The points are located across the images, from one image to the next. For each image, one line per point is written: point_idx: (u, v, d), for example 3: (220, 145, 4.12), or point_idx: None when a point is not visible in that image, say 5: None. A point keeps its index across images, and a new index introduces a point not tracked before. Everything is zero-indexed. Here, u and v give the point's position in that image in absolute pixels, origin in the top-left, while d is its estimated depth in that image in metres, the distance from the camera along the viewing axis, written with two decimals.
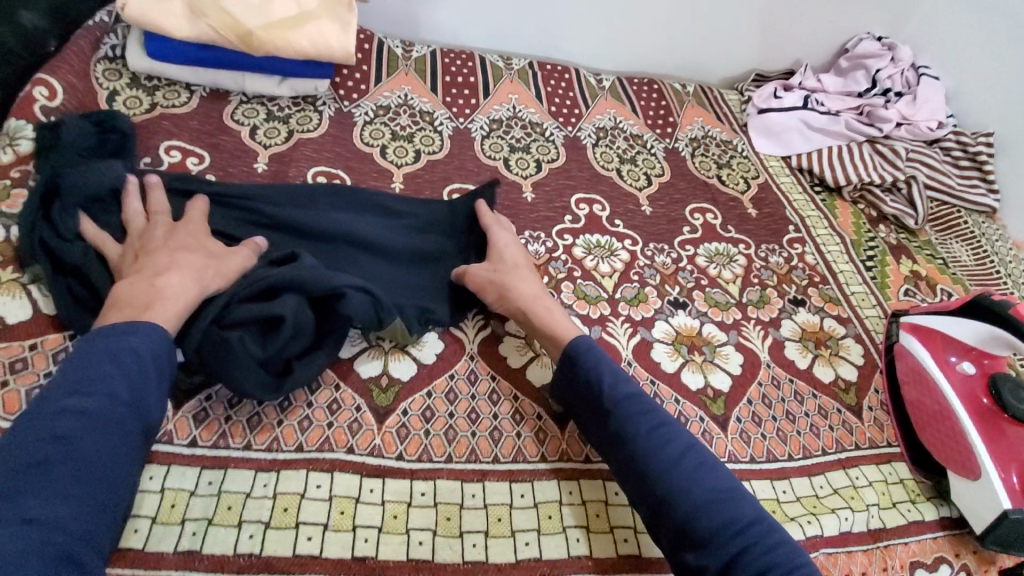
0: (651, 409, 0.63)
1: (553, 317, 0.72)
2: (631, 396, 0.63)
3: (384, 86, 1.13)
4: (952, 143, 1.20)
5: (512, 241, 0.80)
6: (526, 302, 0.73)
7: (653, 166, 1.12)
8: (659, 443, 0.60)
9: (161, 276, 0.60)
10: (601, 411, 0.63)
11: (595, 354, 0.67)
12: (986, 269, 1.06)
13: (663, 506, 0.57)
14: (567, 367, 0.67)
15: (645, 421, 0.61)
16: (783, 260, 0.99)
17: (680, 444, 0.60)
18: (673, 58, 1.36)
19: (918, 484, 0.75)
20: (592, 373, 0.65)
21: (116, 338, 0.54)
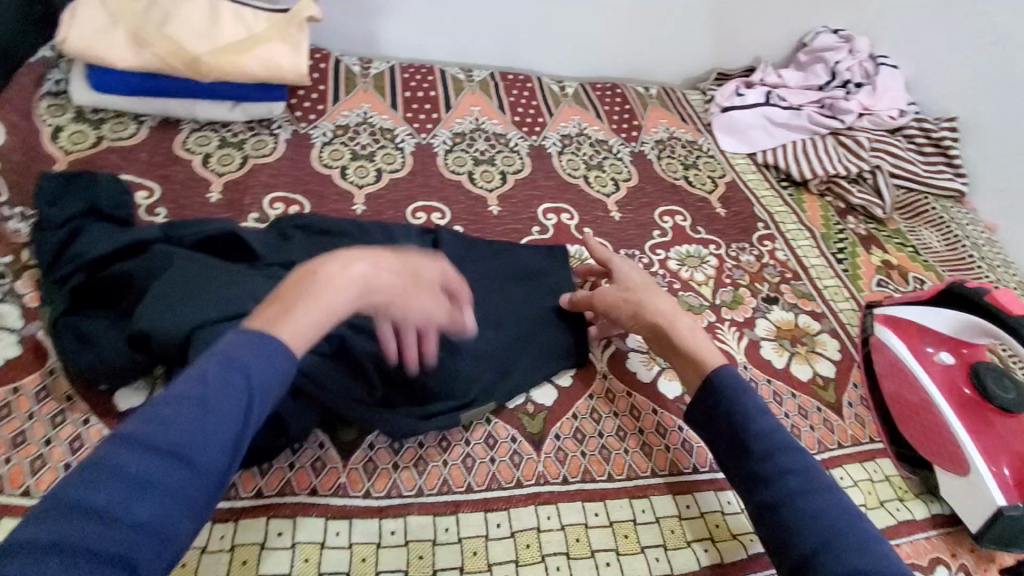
0: (808, 463, 0.56)
1: (696, 336, 0.68)
2: (787, 446, 0.57)
3: (342, 105, 1.11)
4: (915, 131, 1.20)
5: (633, 268, 0.77)
6: (664, 321, 0.69)
7: (620, 170, 1.11)
8: (813, 496, 0.53)
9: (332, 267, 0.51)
10: (742, 450, 0.58)
11: (746, 393, 0.61)
12: (958, 254, 1.06)
13: (803, 566, 0.50)
14: (706, 398, 0.62)
15: (801, 472, 0.55)
16: (754, 258, 0.98)
17: (838, 507, 0.52)
18: (635, 62, 1.36)
19: (905, 480, 0.73)
20: (735, 411, 0.60)
21: (233, 352, 0.43)
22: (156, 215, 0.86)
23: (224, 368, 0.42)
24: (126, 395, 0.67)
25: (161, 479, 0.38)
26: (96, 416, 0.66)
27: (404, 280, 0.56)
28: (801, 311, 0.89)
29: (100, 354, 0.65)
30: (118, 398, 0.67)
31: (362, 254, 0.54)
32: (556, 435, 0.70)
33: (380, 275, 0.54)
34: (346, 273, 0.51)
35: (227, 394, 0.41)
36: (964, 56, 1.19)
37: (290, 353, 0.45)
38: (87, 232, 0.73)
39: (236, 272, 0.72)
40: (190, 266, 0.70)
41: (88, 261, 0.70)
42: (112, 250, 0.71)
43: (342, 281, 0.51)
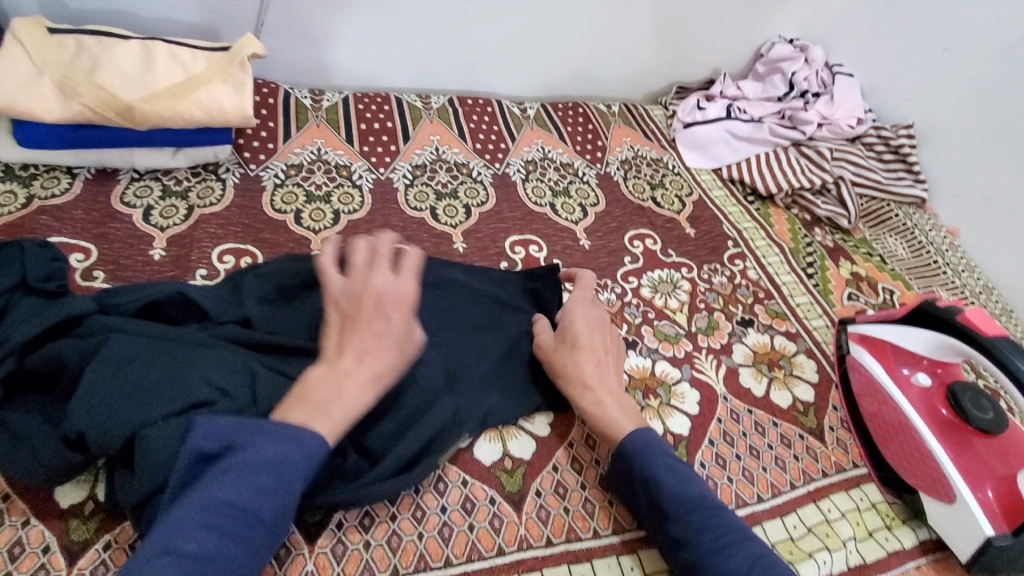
0: (719, 514, 0.58)
1: (621, 402, 0.67)
2: (697, 501, 0.59)
3: (294, 142, 1.06)
4: (874, 139, 1.21)
5: (605, 323, 0.76)
6: (592, 378, 0.68)
7: (587, 195, 1.09)
8: (728, 554, 0.55)
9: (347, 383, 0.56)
10: (659, 512, 0.60)
11: (650, 453, 0.62)
12: (924, 261, 1.07)
13: None
14: (622, 464, 0.63)
15: (713, 529, 0.57)
16: (726, 279, 0.97)
17: (748, 555, 0.55)
18: (595, 80, 1.35)
19: (891, 506, 0.73)
20: (648, 474, 0.60)
21: (285, 444, 0.51)
22: (93, 279, 0.80)
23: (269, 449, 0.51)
24: (67, 490, 0.62)
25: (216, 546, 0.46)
26: (36, 516, 0.60)
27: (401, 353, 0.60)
28: (776, 333, 0.88)
29: (36, 454, 0.59)
30: (56, 493, 0.62)
31: (358, 355, 0.58)
32: (537, 492, 0.66)
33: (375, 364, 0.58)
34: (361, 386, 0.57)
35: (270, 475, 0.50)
36: (911, 61, 1.21)
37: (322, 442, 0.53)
38: (13, 311, 0.67)
39: (191, 348, 0.67)
40: (128, 340, 0.65)
41: (18, 344, 0.62)
42: (42, 330, 0.65)
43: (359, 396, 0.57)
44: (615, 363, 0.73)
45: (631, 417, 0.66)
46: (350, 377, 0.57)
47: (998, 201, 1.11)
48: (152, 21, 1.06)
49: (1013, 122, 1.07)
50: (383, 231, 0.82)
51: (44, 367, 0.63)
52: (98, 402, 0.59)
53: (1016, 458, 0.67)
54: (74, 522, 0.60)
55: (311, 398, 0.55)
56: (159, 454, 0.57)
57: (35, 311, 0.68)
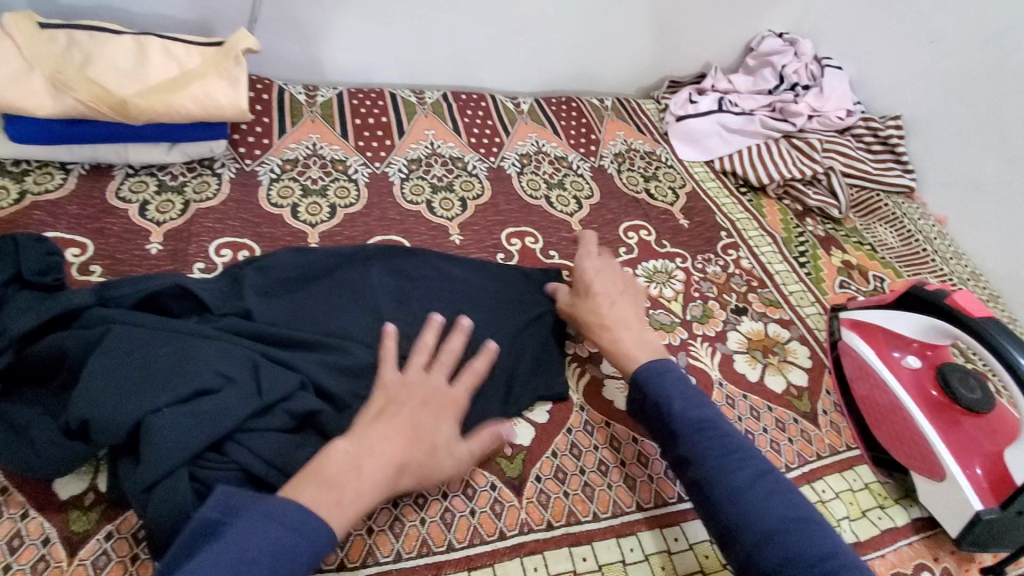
0: (725, 432, 0.61)
1: (640, 338, 0.71)
2: (706, 420, 0.61)
3: (289, 138, 1.06)
4: (863, 130, 1.23)
5: (622, 275, 0.82)
6: (612, 320, 0.73)
7: (582, 187, 1.10)
8: (732, 469, 0.57)
9: (363, 461, 0.55)
10: (669, 433, 0.62)
11: (662, 380, 0.65)
12: (913, 249, 1.09)
13: (726, 535, 0.55)
14: (637, 393, 0.66)
15: (717, 446, 0.59)
16: (720, 268, 0.99)
17: (750, 471, 0.57)
18: (588, 75, 1.36)
19: (882, 485, 0.74)
20: (660, 397, 0.64)
21: (292, 535, 0.49)
22: (90, 274, 0.80)
23: (275, 537, 0.48)
24: (66, 482, 0.62)
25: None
26: (35, 508, 0.60)
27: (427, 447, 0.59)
28: (770, 320, 0.90)
29: (34, 445, 0.59)
30: (56, 485, 0.62)
31: (387, 435, 0.58)
32: (537, 477, 0.67)
33: (400, 446, 0.58)
34: (377, 466, 0.56)
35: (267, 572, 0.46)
36: (897, 53, 1.23)
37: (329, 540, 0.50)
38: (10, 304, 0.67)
39: (193, 338, 0.67)
40: (131, 331, 0.65)
41: (15, 336, 0.63)
42: (39, 322, 0.65)
43: (376, 482, 0.55)
44: (635, 304, 0.78)
45: (648, 351, 0.70)
46: (372, 460, 0.56)
47: (982, 189, 1.13)
48: (144, 17, 1.06)
49: (996, 110, 1.10)
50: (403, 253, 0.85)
51: (43, 360, 0.63)
52: (101, 388, 0.59)
53: (1006, 433, 0.69)
54: (75, 514, 0.60)
55: (325, 469, 0.54)
56: (162, 441, 0.57)
57: (32, 303, 0.68)
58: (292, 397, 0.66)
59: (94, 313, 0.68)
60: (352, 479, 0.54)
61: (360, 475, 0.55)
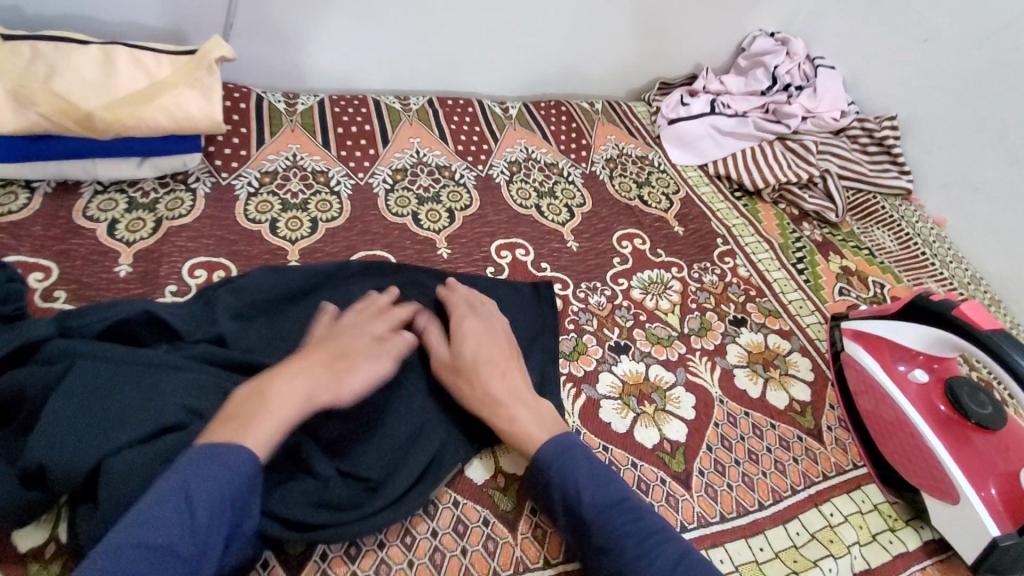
0: (640, 513, 0.57)
1: (537, 413, 0.65)
2: (617, 504, 0.57)
3: (267, 149, 1.01)
4: (858, 131, 1.21)
5: (505, 333, 0.73)
6: (499, 395, 0.65)
7: (573, 195, 1.06)
8: (651, 556, 0.53)
9: (273, 385, 0.56)
10: (581, 524, 0.57)
11: (568, 460, 0.60)
12: (912, 254, 1.07)
13: None
14: (540, 476, 0.61)
15: (636, 532, 0.55)
16: (717, 277, 0.96)
17: (672, 554, 0.54)
18: (577, 77, 1.32)
19: (892, 506, 0.71)
20: (568, 484, 0.59)
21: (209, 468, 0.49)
22: (54, 300, 0.75)
23: (196, 475, 0.48)
24: (26, 532, 0.58)
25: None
26: None
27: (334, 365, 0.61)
28: (771, 332, 0.87)
29: None
30: (14, 536, 0.57)
31: (299, 362, 0.60)
32: (532, 509, 0.64)
33: (316, 367, 0.60)
34: (290, 384, 0.57)
35: (198, 510, 0.47)
36: (892, 51, 1.20)
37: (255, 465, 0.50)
38: None
39: (161, 372, 0.63)
40: (92, 366, 0.61)
41: None
42: None
43: (287, 396, 0.56)
44: (522, 370, 0.70)
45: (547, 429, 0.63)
46: (272, 382, 0.57)
47: (981, 190, 1.11)
48: (113, 24, 1.01)
49: (995, 109, 1.08)
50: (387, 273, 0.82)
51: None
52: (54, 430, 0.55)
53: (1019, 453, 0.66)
54: (35, 566, 0.56)
55: (236, 402, 0.54)
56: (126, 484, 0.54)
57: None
58: None
59: (56, 345, 0.63)
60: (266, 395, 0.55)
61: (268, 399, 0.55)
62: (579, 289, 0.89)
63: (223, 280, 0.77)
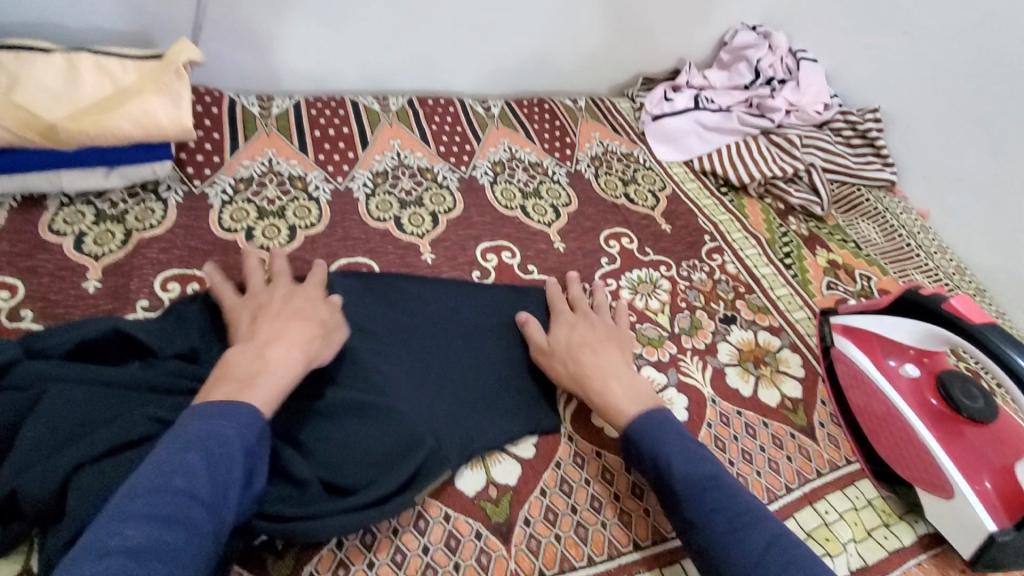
0: (730, 493, 0.57)
1: (632, 388, 0.68)
2: (708, 481, 0.58)
3: (242, 154, 0.98)
4: (842, 124, 1.20)
5: (607, 325, 0.77)
6: (597, 371, 0.69)
7: (559, 195, 1.05)
8: (741, 535, 0.53)
9: (269, 350, 0.60)
10: (672, 498, 0.59)
11: (658, 437, 0.62)
12: (898, 245, 1.07)
13: None
14: (632, 449, 0.63)
15: (726, 509, 0.55)
16: (706, 275, 0.95)
17: (762, 536, 0.53)
18: (558, 74, 1.31)
19: (886, 501, 0.71)
20: (659, 456, 0.60)
21: (213, 420, 0.51)
22: (20, 319, 0.72)
23: (201, 428, 0.50)
24: None
25: (163, 534, 0.44)
26: None
27: (317, 328, 0.66)
28: (761, 329, 0.86)
29: None
30: None
31: (282, 329, 0.63)
32: (526, 520, 0.62)
33: (303, 332, 0.64)
34: (285, 350, 0.61)
35: (212, 455, 0.49)
36: (873, 43, 1.20)
37: (256, 412, 0.53)
38: None
39: (136, 395, 0.62)
40: (67, 389, 0.59)
41: None
42: None
43: (285, 359, 0.60)
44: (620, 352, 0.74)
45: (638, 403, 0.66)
46: (266, 348, 0.60)
47: (964, 180, 1.12)
48: (76, 29, 0.96)
49: (978, 100, 1.08)
50: (365, 281, 0.79)
51: None
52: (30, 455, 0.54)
53: (1014, 445, 0.66)
54: None
55: (235, 364, 0.57)
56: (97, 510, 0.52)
57: None
58: None
59: (21, 368, 0.60)
60: (262, 359, 0.59)
61: (266, 362, 0.59)
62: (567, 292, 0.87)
63: (198, 294, 0.74)
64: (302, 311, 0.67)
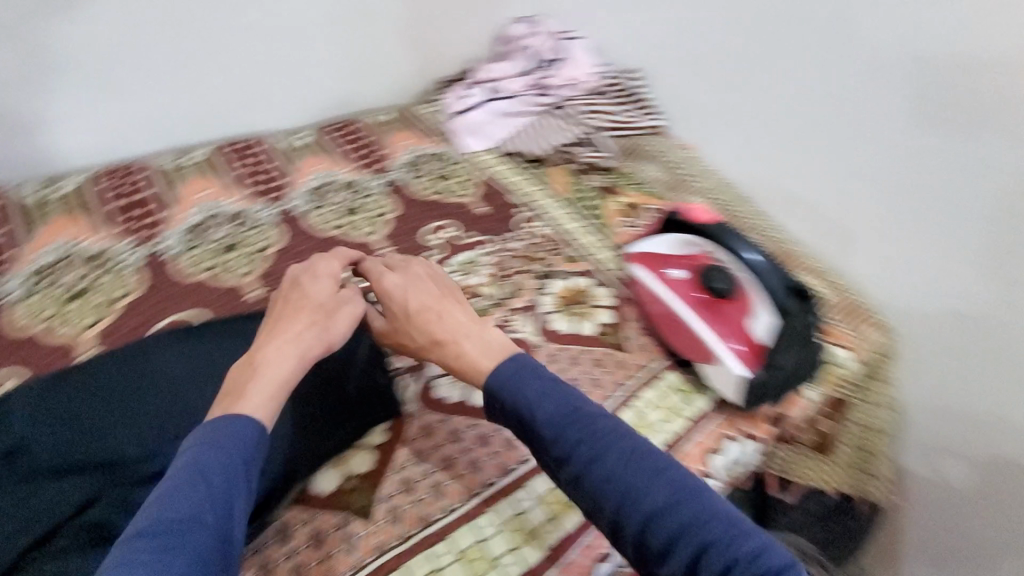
0: (595, 420, 0.59)
1: (482, 342, 0.68)
2: (569, 414, 0.60)
3: (36, 242, 0.97)
4: (610, 87, 1.32)
5: (435, 278, 0.77)
6: (443, 333, 0.70)
7: (382, 205, 1.11)
8: (604, 457, 0.57)
9: (263, 354, 0.65)
10: (539, 437, 0.61)
11: (517, 385, 0.63)
12: (676, 177, 1.25)
13: (614, 525, 0.56)
14: (494, 403, 0.64)
15: (589, 438, 0.58)
16: (524, 242, 1.06)
17: (622, 453, 0.57)
18: (359, 92, 1.43)
19: (688, 382, 0.86)
20: (522, 405, 0.61)
21: (213, 441, 0.55)
22: None
23: (203, 451, 0.54)
24: None
25: (180, 552, 0.48)
26: None
27: (315, 320, 0.69)
28: (574, 276, 0.99)
29: None
30: None
31: (280, 327, 0.68)
32: (384, 496, 0.69)
33: (299, 327, 0.68)
34: (276, 354, 0.65)
35: (216, 472, 0.53)
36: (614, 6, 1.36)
37: (254, 424, 0.58)
38: None
39: None
40: None
41: None
42: None
43: (276, 360, 0.64)
44: (461, 305, 0.74)
45: (493, 356, 0.67)
46: (260, 356, 0.65)
47: (710, 109, 1.28)
48: None
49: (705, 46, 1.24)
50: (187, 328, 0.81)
51: None
52: None
53: (745, 313, 0.81)
54: None
55: (232, 379, 0.63)
56: None
57: None
58: (87, 509, 0.64)
59: None
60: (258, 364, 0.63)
61: (261, 368, 0.63)
62: None
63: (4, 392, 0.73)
64: (304, 303, 0.71)
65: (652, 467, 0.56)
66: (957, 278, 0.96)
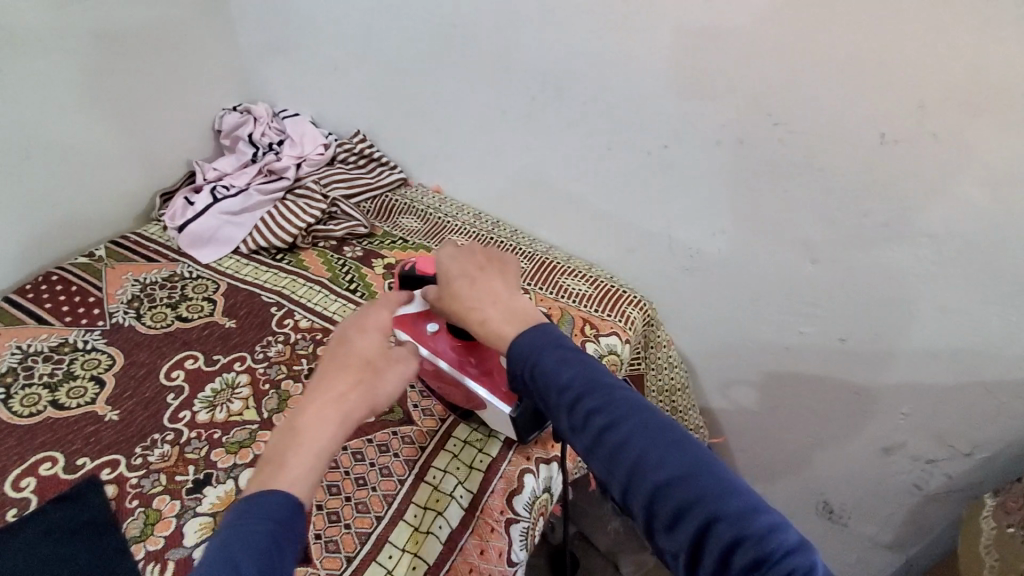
0: (615, 388, 0.56)
1: (507, 307, 0.65)
2: (583, 385, 0.56)
3: None
4: (342, 154, 1.32)
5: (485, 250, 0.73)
6: (475, 299, 0.66)
7: (98, 361, 0.97)
8: (619, 425, 0.53)
9: (304, 418, 0.60)
10: (553, 406, 0.57)
11: (534, 357, 0.59)
12: (433, 224, 1.24)
13: (625, 492, 0.53)
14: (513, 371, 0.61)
15: (604, 404, 0.54)
16: (282, 345, 0.99)
17: (637, 421, 0.53)
18: (57, 232, 1.18)
19: (477, 431, 0.85)
20: (542, 373, 0.58)
21: (247, 518, 0.53)
22: None
23: (235, 531, 0.52)
24: None
25: None
26: None
27: (361, 376, 0.63)
28: None
29: None
30: None
31: (324, 382, 0.62)
32: None
33: (344, 391, 0.62)
34: (318, 427, 0.60)
35: (245, 553, 0.50)
36: (317, 75, 1.33)
37: (290, 496, 0.55)
38: None
39: None
40: None
41: None
42: None
43: (318, 429, 0.60)
44: (504, 276, 0.70)
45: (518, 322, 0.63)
46: (304, 422, 0.60)
47: (438, 150, 1.27)
48: None
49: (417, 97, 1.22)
50: None
51: None
52: None
53: None
54: None
55: (275, 444, 0.59)
56: None
57: None
58: None
59: None
60: (299, 429, 0.59)
61: (303, 433, 0.59)
62: (132, 456, 0.84)
63: None
64: (353, 356, 0.64)
65: (667, 436, 0.52)
66: (689, 234, 1.04)
